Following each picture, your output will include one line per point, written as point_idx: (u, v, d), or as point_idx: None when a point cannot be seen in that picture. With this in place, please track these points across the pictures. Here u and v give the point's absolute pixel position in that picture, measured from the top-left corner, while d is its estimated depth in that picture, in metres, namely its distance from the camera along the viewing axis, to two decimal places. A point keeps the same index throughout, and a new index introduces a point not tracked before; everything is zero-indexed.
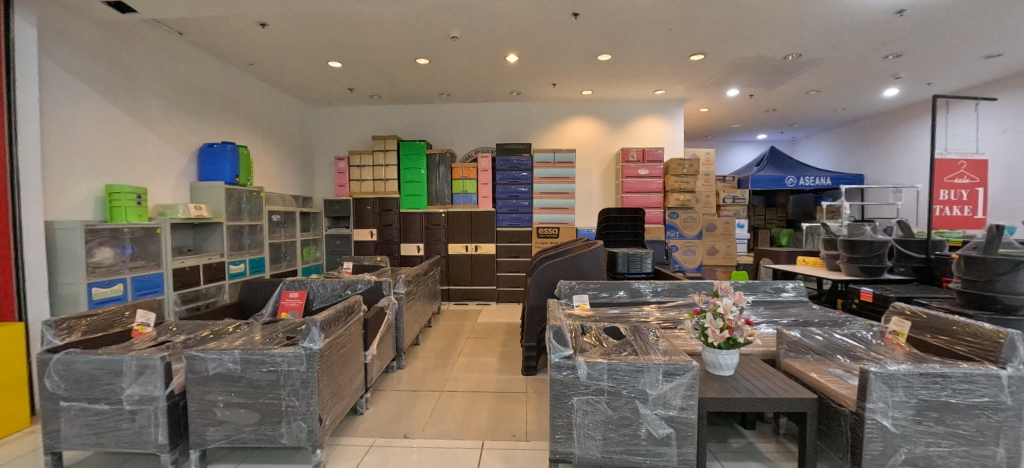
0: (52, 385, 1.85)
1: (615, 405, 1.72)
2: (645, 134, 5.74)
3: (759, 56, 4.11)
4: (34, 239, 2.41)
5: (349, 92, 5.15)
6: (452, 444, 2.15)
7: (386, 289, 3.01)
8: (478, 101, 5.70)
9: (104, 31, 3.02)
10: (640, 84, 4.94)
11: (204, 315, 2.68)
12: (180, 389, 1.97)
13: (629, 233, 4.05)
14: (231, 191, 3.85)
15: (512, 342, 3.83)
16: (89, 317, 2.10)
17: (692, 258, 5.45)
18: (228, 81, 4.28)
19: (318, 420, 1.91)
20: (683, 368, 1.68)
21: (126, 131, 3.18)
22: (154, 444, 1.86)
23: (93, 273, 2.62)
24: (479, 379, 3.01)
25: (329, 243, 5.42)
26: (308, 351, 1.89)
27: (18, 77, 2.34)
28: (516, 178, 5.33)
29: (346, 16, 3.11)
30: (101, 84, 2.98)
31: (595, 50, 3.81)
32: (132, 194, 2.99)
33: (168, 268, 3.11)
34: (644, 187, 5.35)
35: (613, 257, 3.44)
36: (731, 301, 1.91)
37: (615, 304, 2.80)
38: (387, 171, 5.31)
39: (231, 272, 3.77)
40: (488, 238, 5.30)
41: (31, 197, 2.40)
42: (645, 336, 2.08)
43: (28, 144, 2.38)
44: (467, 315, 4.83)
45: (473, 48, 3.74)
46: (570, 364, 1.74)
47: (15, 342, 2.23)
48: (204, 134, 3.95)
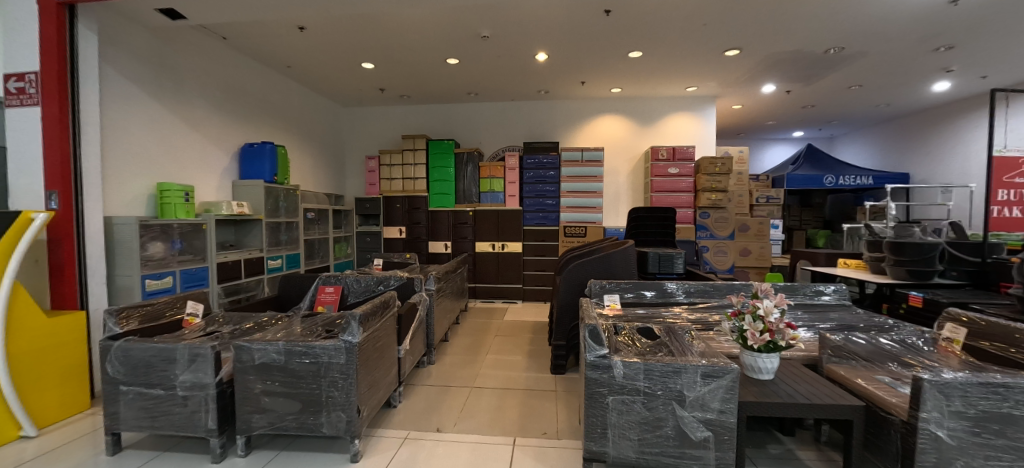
0: (113, 370, 2.01)
1: (651, 406, 1.71)
2: (676, 132, 5.63)
3: (797, 51, 3.97)
4: (94, 233, 2.57)
5: (380, 92, 5.26)
6: (484, 440, 2.18)
7: (418, 285, 3.06)
8: (505, 100, 5.71)
9: (157, 38, 3.18)
10: (671, 81, 4.85)
11: (248, 309, 2.79)
12: (229, 377, 2.08)
13: (659, 233, 3.96)
14: (270, 190, 4.00)
15: (539, 341, 3.81)
16: (147, 306, 2.25)
17: (724, 259, 5.29)
18: (266, 83, 4.43)
19: (356, 411, 1.99)
20: (723, 370, 1.65)
21: (175, 133, 3.34)
22: (204, 429, 1.98)
23: (146, 266, 2.77)
24: (508, 377, 3.01)
25: (360, 240, 5.56)
26: (348, 344, 1.98)
27: (82, 81, 2.50)
28: (543, 176, 5.31)
29: (381, 17, 3.18)
30: (152, 88, 3.14)
31: (625, 47, 3.77)
32: (181, 192, 3.12)
33: (213, 262, 3.22)
34: (674, 186, 5.22)
35: (642, 256, 3.34)
36: (773, 304, 1.89)
37: (643, 304, 2.73)
38: (416, 170, 5.40)
39: (270, 266, 3.89)
40: (514, 237, 5.32)
41: (92, 195, 2.56)
42: (680, 337, 2.07)
43: (89, 144, 2.54)
44: (494, 313, 4.85)
45: (503, 47, 3.76)
46: (605, 364, 1.74)
47: (76, 330, 2.40)
48: (245, 134, 4.12)
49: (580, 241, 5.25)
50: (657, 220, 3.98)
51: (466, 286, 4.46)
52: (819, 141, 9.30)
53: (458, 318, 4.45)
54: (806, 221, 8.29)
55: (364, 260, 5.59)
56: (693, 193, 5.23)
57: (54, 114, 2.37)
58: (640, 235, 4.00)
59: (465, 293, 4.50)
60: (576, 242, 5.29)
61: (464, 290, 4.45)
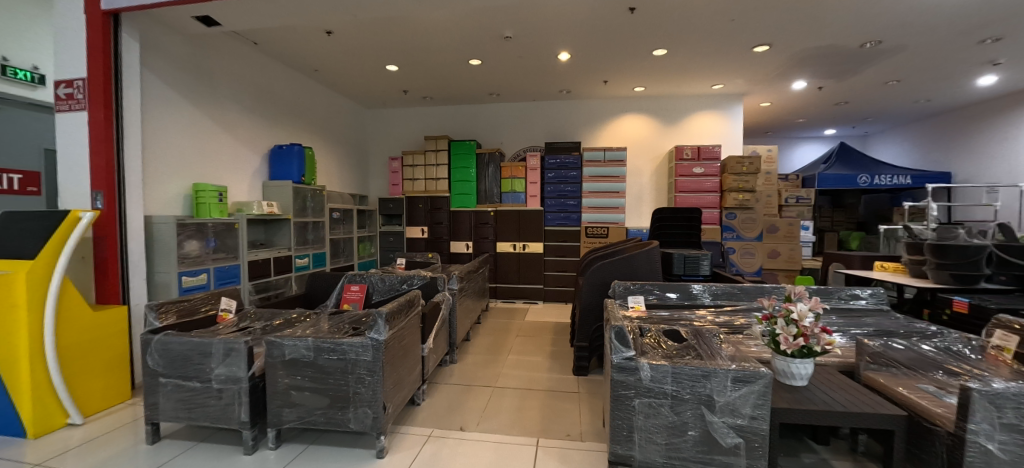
0: (153, 362, 2.10)
1: (679, 411, 1.67)
2: (701, 131, 5.51)
3: (831, 45, 3.83)
4: (135, 231, 2.69)
5: (403, 94, 5.34)
6: (506, 440, 2.18)
7: (441, 285, 3.09)
8: (526, 100, 5.72)
9: (194, 45, 3.32)
10: (697, 79, 4.75)
11: (277, 306, 2.86)
12: (260, 371, 2.15)
13: (683, 234, 3.89)
14: (298, 191, 4.11)
15: (561, 341, 3.79)
16: (183, 302, 2.34)
17: (751, 261, 5.12)
18: (295, 87, 4.57)
19: (382, 408, 2.02)
20: (755, 375, 1.60)
21: (210, 136, 3.47)
22: (237, 421, 2.05)
23: (183, 263, 2.89)
24: (531, 378, 3.00)
25: (383, 240, 5.65)
26: (374, 342, 2.01)
27: (125, 87, 2.62)
28: (565, 177, 5.28)
29: (405, 20, 3.22)
30: (189, 93, 3.28)
31: (650, 45, 3.71)
32: (215, 192, 3.24)
33: (244, 260, 3.33)
34: (699, 186, 5.12)
35: (667, 258, 3.28)
36: (807, 308, 1.80)
37: (666, 306, 2.68)
38: (438, 170, 5.46)
39: (297, 265, 4.00)
40: (535, 237, 5.30)
41: (134, 195, 2.68)
42: (709, 341, 2.03)
43: (132, 147, 2.66)
44: (515, 313, 4.84)
45: (526, 47, 3.75)
46: (632, 366, 1.71)
47: (118, 324, 2.52)
48: (274, 137, 4.24)
49: (602, 242, 5.20)
50: (682, 221, 3.90)
51: (487, 286, 4.48)
52: (852, 139, 8.95)
53: (479, 318, 4.47)
54: (838, 222, 7.99)
55: (387, 259, 5.68)
56: (718, 193, 5.11)
57: (100, 119, 2.49)
58: (664, 236, 3.93)
59: (487, 293, 4.52)
60: (598, 243, 5.24)
61: (486, 290, 4.46)
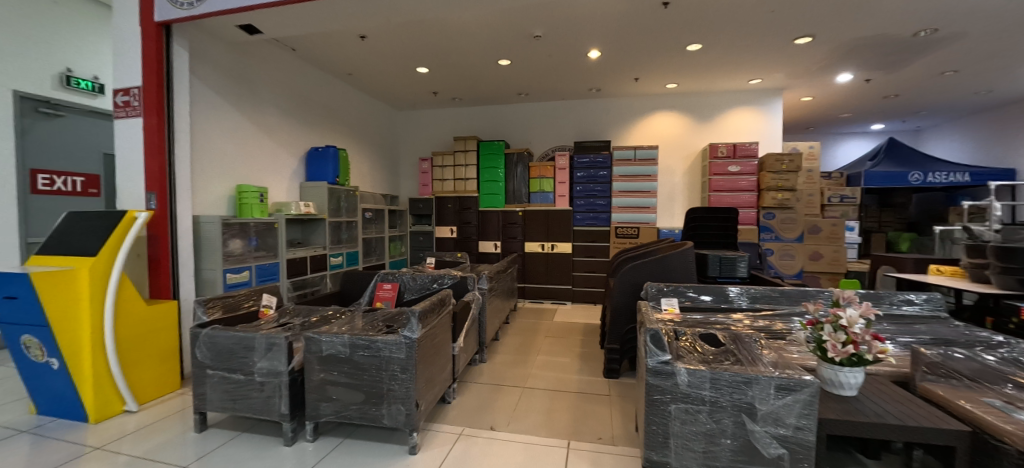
0: (201, 355, 2.22)
1: (718, 418, 1.61)
2: (737, 127, 5.32)
3: (880, 35, 3.61)
4: (185, 231, 2.85)
5: (433, 95, 5.42)
6: (537, 441, 2.17)
7: (471, 284, 3.12)
8: (555, 99, 5.68)
9: (238, 53, 3.48)
10: (734, 74, 4.59)
11: (313, 303, 2.96)
12: (299, 366, 2.23)
13: (718, 236, 3.75)
14: (334, 191, 4.23)
15: (590, 343, 3.74)
16: (227, 297, 2.45)
17: (791, 263, 4.92)
18: (330, 91, 4.72)
19: (415, 405, 2.05)
20: (801, 384, 1.52)
21: (252, 140, 3.64)
22: (278, 413, 2.13)
23: (227, 261, 3.05)
24: (561, 379, 2.98)
25: (413, 239, 5.76)
26: (408, 340, 2.05)
27: (175, 94, 2.77)
28: (594, 176, 5.22)
29: (436, 22, 3.26)
30: (233, 99, 3.44)
31: (683, 40, 3.61)
32: (256, 194, 3.39)
33: (283, 258, 3.47)
34: (735, 185, 4.96)
35: (702, 259, 3.18)
36: (858, 313, 1.69)
37: (699, 309, 2.59)
38: (467, 170, 5.51)
39: (332, 263, 4.12)
40: (564, 237, 5.27)
41: (183, 197, 2.84)
42: (749, 346, 1.95)
43: (181, 151, 2.82)
44: (543, 313, 4.83)
45: (555, 45, 3.73)
46: (668, 370, 1.66)
47: (168, 317, 2.68)
48: (311, 140, 4.40)
49: (632, 242, 5.11)
50: (717, 221, 3.77)
51: (516, 286, 4.48)
52: (902, 134, 8.41)
53: (508, 317, 4.48)
54: (886, 223, 7.52)
55: (417, 258, 5.79)
56: (755, 192, 4.92)
57: (153, 125, 2.64)
58: (699, 237, 3.81)
59: (515, 293, 4.52)
60: (628, 243, 5.15)
61: (514, 290, 4.47)
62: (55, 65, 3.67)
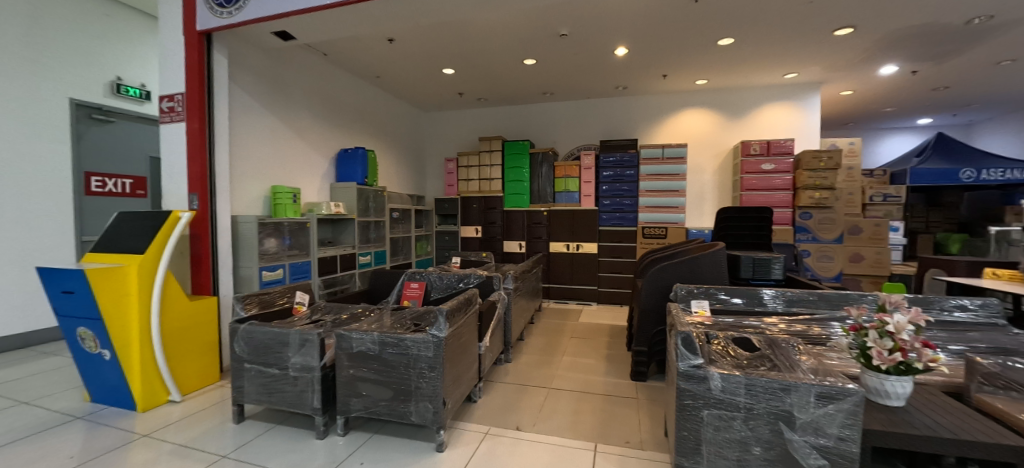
0: (239, 349, 2.31)
1: (753, 426, 1.55)
2: (771, 124, 5.14)
3: (929, 24, 3.40)
4: (225, 230, 2.97)
5: (459, 96, 5.47)
6: (564, 443, 2.15)
7: (496, 283, 3.13)
8: (580, 97, 5.64)
9: (274, 59, 3.61)
10: (769, 69, 4.43)
11: (342, 300, 3.02)
12: (331, 362, 2.29)
13: (751, 235, 3.64)
14: (362, 191, 4.33)
15: (617, 345, 3.69)
16: (263, 295, 2.58)
17: (829, 266, 4.67)
18: (359, 94, 4.85)
19: (442, 403, 2.07)
20: (843, 392, 1.44)
21: (286, 142, 3.77)
22: (311, 407, 2.20)
23: (262, 259, 3.17)
24: (588, 381, 2.95)
25: (439, 239, 5.84)
26: (436, 338, 2.07)
27: (216, 99, 2.89)
28: (621, 175, 5.13)
29: (463, 23, 3.28)
30: (269, 103, 3.57)
31: (714, 35, 3.51)
32: (290, 194, 3.51)
33: (314, 257, 3.57)
34: (769, 184, 4.79)
35: (733, 261, 3.09)
36: (906, 319, 1.59)
37: (730, 311, 2.46)
38: (492, 170, 5.54)
39: (361, 262, 4.22)
40: (589, 237, 5.22)
41: (223, 197, 2.96)
42: (786, 351, 1.87)
43: (221, 153, 2.93)
44: (568, 314, 4.80)
45: (582, 43, 3.69)
46: (701, 375, 1.61)
47: (209, 313, 2.81)
48: (341, 142, 4.53)
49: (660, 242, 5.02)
50: (749, 221, 3.65)
51: (541, 286, 4.48)
52: (951, 128, 7.91)
53: (532, 318, 4.48)
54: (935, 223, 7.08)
55: (442, 258, 5.86)
56: (790, 191, 4.75)
57: (196, 129, 2.77)
58: (731, 237, 3.70)
59: (540, 293, 4.51)
60: (655, 244, 5.05)
61: (539, 290, 4.46)
62: (106, 74, 3.91)
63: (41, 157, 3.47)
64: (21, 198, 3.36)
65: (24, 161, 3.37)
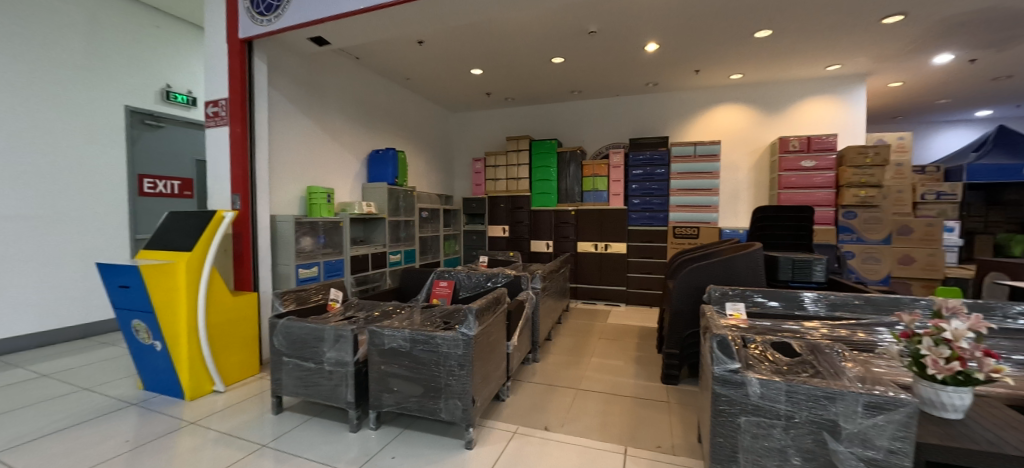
0: (278, 343, 2.41)
1: (794, 435, 1.37)
2: (811, 119, 4.91)
3: (990, 8, 3.16)
4: (264, 229, 3.10)
5: (487, 96, 5.51)
6: (593, 445, 2.13)
7: (525, 283, 3.13)
8: (609, 95, 5.57)
9: (310, 64, 3.75)
10: (809, 61, 4.23)
11: (375, 297, 3.10)
12: (363, 357, 2.34)
13: (789, 235, 3.50)
14: (393, 191, 4.42)
15: (647, 347, 3.62)
16: (300, 291, 2.68)
17: (875, 268, 4.42)
18: (390, 96, 4.97)
19: (471, 401, 2.09)
20: (895, 401, 1.26)
21: (322, 144, 3.91)
22: (344, 401, 2.27)
23: (299, 257, 3.29)
24: (617, 383, 2.91)
25: (466, 238, 5.90)
26: (465, 337, 2.09)
27: (256, 105, 3.03)
28: (651, 174, 5.02)
29: (492, 23, 3.29)
30: (305, 107, 3.71)
31: (749, 28, 3.38)
32: (324, 194, 3.63)
33: (348, 255, 3.71)
34: (809, 181, 4.59)
35: (771, 262, 2.96)
36: (965, 326, 1.38)
37: (765, 315, 2.34)
38: (520, 170, 5.55)
39: (391, 260, 4.32)
40: (617, 237, 5.15)
41: (263, 198, 3.09)
42: (830, 357, 1.77)
43: (261, 156, 3.07)
44: (596, 315, 4.75)
45: (611, 40, 3.64)
46: (738, 380, 1.44)
47: (249, 308, 2.94)
48: (373, 143, 4.65)
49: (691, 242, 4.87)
50: (788, 221, 3.51)
51: (569, 286, 4.45)
52: (1016, 120, 7.31)
53: (560, 318, 4.47)
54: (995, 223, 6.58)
55: (470, 257, 5.92)
56: (833, 190, 4.53)
57: (238, 133, 2.91)
58: (768, 238, 3.56)
59: (567, 293, 4.48)
60: (686, 244, 4.90)
61: (566, 290, 4.43)
62: (157, 82, 4.17)
63: (100, 161, 3.74)
64: (84, 199, 3.63)
65: (86, 165, 3.64)
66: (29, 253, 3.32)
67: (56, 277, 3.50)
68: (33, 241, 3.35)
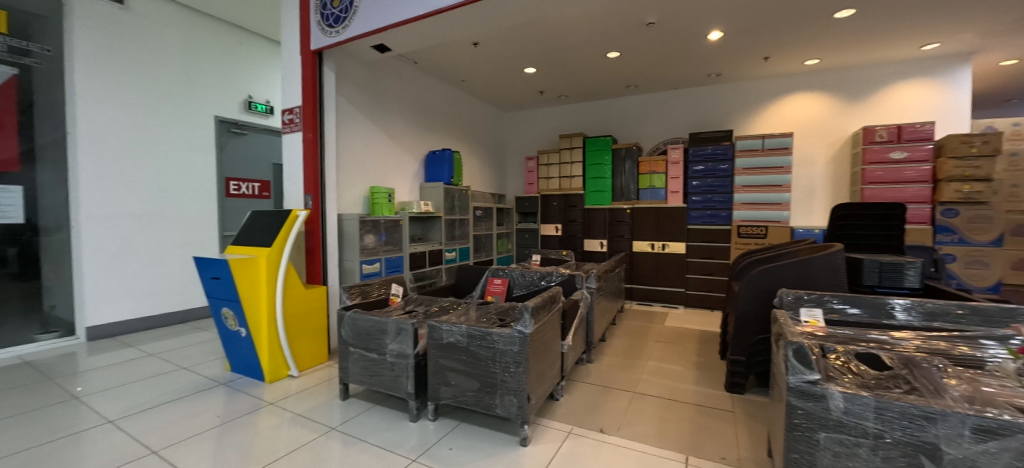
0: (346, 334, 2.58)
1: (885, 457, 1.20)
2: (902, 105, 4.41)
3: None
4: (332, 227, 3.33)
5: (539, 94, 5.51)
6: (650, 451, 2.07)
7: (579, 282, 3.12)
8: (667, 88, 5.36)
9: (373, 70, 3.95)
10: (902, 41, 3.80)
11: (431, 293, 3.22)
12: (422, 350, 2.45)
13: (874, 235, 3.18)
14: (448, 191, 4.55)
15: (709, 352, 3.45)
16: (364, 285, 2.82)
17: (984, 274, 3.94)
18: (447, 98, 5.13)
19: (527, 398, 2.11)
20: (1012, 426, 1.06)
21: (384, 147, 4.12)
22: (405, 392, 2.38)
23: (363, 253, 3.50)
24: (676, 388, 2.81)
25: (519, 237, 5.97)
26: (521, 334, 2.11)
27: (326, 111, 3.26)
28: (713, 169, 4.76)
29: (547, 20, 3.26)
30: (368, 111, 3.91)
31: (829, 8, 3.09)
32: (385, 194, 3.82)
33: (406, 252, 3.88)
34: (900, 175, 4.13)
35: (854, 265, 2.71)
36: None
37: (846, 323, 2.11)
38: (573, 168, 5.52)
39: (447, 258, 4.47)
40: (676, 237, 4.95)
41: (331, 197, 3.31)
42: (929, 371, 1.56)
43: (330, 159, 3.29)
44: (652, 317, 4.61)
45: (671, 31, 3.50)
46: (818, 393, 1.28)
47: (318, 301, 3.16)
48: (430, 145, 4.83)
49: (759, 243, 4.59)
50: (873, 220, 3.18)
51: (624, 286, 4.36)
52: None
53: (615, 318, 4.40)
54: None
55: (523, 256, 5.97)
56: (930, 184, 4.05)
57: (310, 138, 3.13)
58: (850, 238, 3.26)
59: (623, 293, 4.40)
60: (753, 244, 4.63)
61: (621, 291, 4.33)
62: (241, 93, 4.59)
63: (194, 166, 4.21)
64: (182, 200, 4.11)
65: (182, 170, 4.11)
66: (138, 247, 3.81)
67: (161, 268, 3.99)
68: (142, 237, 3.83)
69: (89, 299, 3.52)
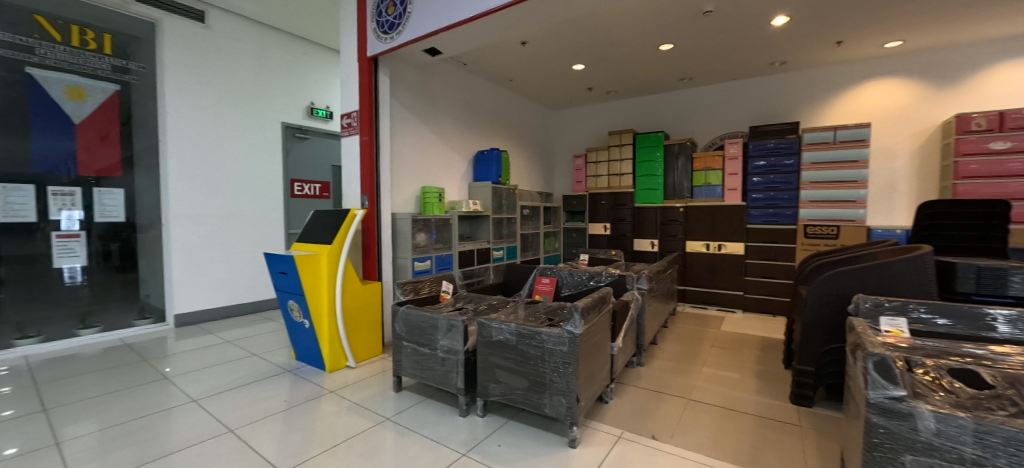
0: (399, 329, 2.70)
1: None
2: (1007, 88, 3.88)
3: None
4: (386, 226, 3.48)
5: (587, 91, 5.43)
6: (706, 461, 1.99)
7: (630, 283, 3.07)
8: (726, 79, 5.08)
9: (424, 73, 4.07)
10: (1008, 16, 3.34)
11: (479, 291, 3.29)
12: (472, 347, 2.51)
13: (971, 236, 2.84)
14: (496, 190, 4.61)
15: (771, 361, 3.25)
16: (416, 282, 2.94)
17: None
18: (495, 98, 5.20)
19: (576, 400, 2.10)
20: None
21: (434, 148, 4.24)
22: (455, 387, 2.46)
23: (415, 250, 3.64)
24: (734, 397, 2.68)
25: (567, 236, 5.95)
26: (571, 334, 2.10)
27: (382, 114, 3.41)
28: (777, 165, 4.45)
29: (597, 15, 3.19)
30: (419, 113, 4.05)
31: None
32: (435, 195, 3.93)
33: (456, 251, 3.98)
34: (1002, 169, 3.64)
35: (947, 270, 2.44)
36: None
37: (935, 334, 1.91)
38: (623, 165, 5.40)
39: (494, 257, 4.54)
40: (734, 237, 4.70)
41: (385, 197, 3.47)
42: None
43: (385, 160, 3.44)
44: (708, 320, 4.42)
45: (730, 19, 3.31)
46: (902, 411, 1.13)
47: (373, 296, 3.32)
48: (478, 145, 4.91)
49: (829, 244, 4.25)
50: (971, 219, 2.85)
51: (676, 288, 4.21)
52: None
53: (666, 321, 4.27)
54: None
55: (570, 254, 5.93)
56: None
57: (366, 141, 3.29)
58: (944, 239, 2.94)
59: (676, 295, 4.25)
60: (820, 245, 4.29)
61: (674, 292, 4.19)
62: (304, 100, 4.91)
63: (264, 169, 4.56)
64: (254, 201, 4.48)
65: (253, 173, 4.47)
66: (217, 243, 4.20)
67: (237, 263, 4.38)
68: (220, 233, 4.22)
69: (176, 289, 3.94)
